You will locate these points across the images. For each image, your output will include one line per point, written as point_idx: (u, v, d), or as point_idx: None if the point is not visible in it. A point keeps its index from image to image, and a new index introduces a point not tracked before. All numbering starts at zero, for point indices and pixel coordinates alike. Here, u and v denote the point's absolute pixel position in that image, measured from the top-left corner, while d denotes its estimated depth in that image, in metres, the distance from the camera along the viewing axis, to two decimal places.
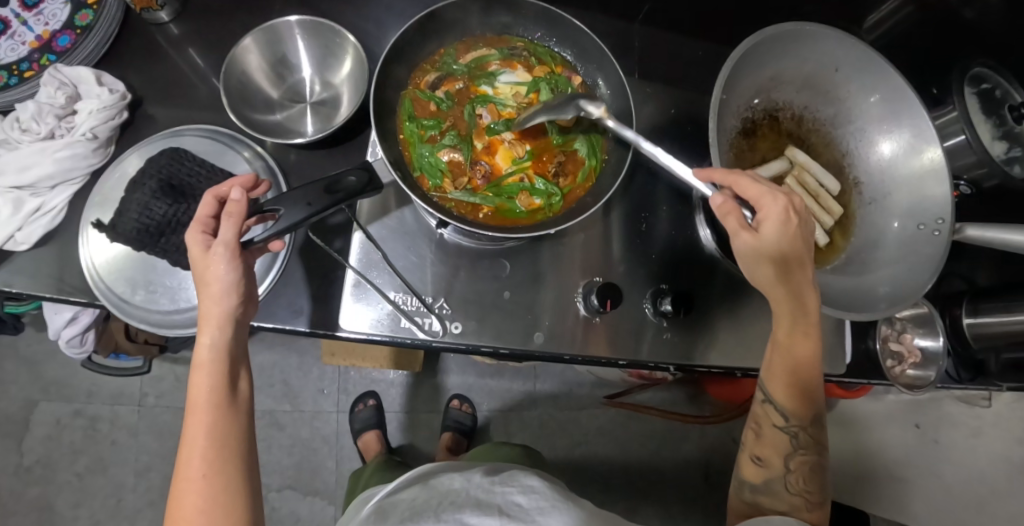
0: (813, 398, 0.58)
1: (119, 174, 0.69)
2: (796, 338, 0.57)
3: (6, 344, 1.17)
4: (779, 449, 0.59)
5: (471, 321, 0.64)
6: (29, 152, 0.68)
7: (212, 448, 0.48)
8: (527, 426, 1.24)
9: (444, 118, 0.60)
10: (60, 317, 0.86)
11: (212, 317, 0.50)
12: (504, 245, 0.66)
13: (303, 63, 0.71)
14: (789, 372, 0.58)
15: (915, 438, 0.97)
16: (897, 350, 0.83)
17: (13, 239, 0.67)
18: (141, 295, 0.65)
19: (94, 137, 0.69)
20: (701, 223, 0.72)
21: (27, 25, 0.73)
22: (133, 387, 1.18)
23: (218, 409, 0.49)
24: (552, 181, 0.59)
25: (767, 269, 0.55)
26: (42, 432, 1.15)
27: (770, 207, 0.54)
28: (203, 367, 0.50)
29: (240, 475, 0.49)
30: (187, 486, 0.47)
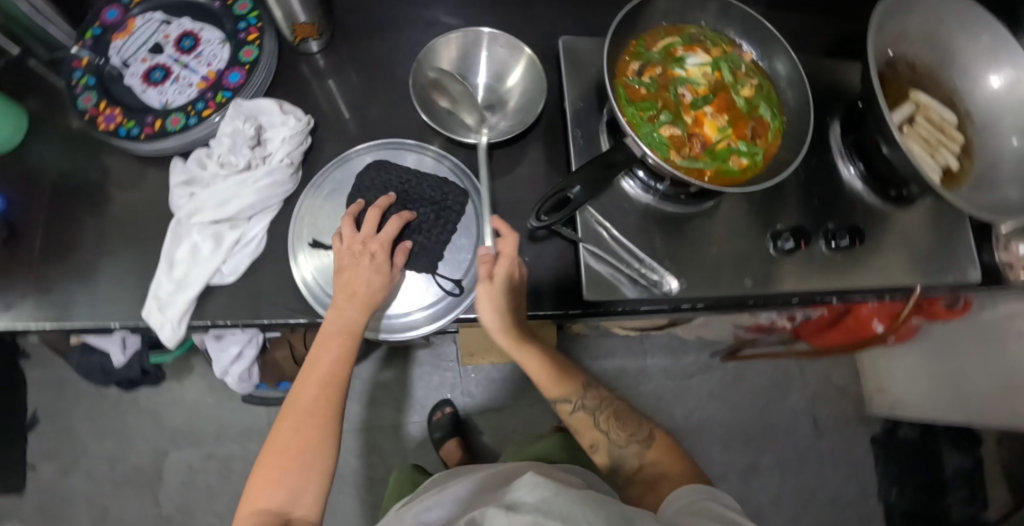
0: (563, 379, 0.70)
1: (320, 195, 0.74)
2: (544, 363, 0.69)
3: (129, 398, 1.17)
4: (589, 423, 0.69)
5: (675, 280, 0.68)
6: (227, 185, 0.70)
7: (315, 403, 0.61)
8: (645, 400, 1.30)
9: (655, 100, 0.64)
10: (227, 354, 0.88)
11: (359, 299, 0.61)
12: (698, 207, 0.72)
13: (472, 72, 0.75)
14: (552, 371, 0.70)
15: (1019, 346, 1.02)
16: (1007, 260, 0.89)
17: (221, 272, 0.70)
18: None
19: (291, 162, 0.72)
20: (849, 169, 0.81)
21: (190, 68, 0.77)
22: (260, 423, 1.18)
23: (337, 373, 0.62)
24: (752, 142, 0.65)
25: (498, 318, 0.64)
26: (177, 480, 1.14)
27: (507, 260, 0.63)
28: (332, 338, 0.61)
29: (330, 430, 0.61)
30: (283, 426, 0.60)
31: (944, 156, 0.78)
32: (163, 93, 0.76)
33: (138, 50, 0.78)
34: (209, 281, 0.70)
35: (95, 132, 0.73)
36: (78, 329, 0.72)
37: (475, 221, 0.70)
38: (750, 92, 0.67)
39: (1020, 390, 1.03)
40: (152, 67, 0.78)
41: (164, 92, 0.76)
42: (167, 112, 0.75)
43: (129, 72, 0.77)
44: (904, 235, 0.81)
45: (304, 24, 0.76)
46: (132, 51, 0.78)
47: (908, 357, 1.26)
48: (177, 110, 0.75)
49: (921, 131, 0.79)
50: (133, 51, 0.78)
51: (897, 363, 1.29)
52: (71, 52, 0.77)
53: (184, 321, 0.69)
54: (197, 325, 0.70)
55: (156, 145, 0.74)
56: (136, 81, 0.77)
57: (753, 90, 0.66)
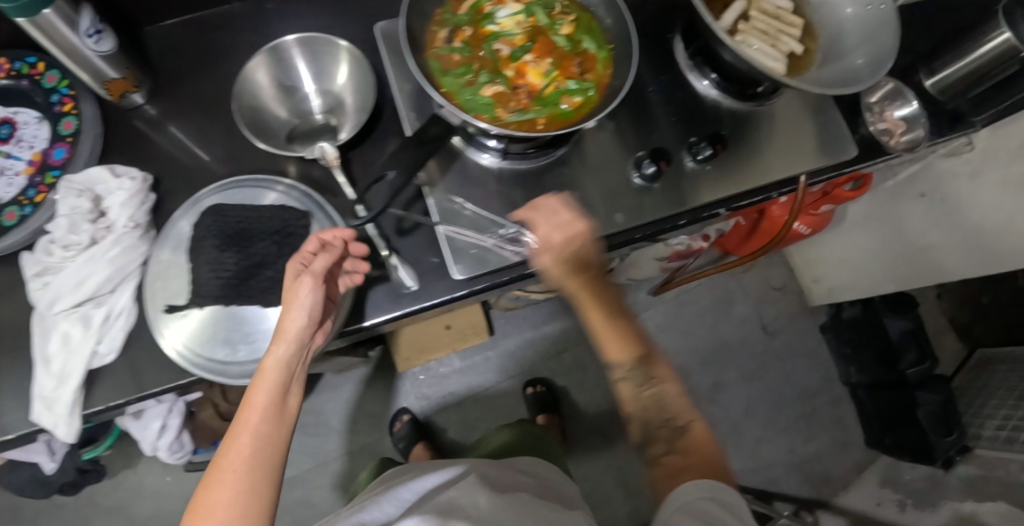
0: (623, 331, 0.58)
1: (168, 250, 0.70)
2: (605, 322, 0.58)
3: (84, 501, 1.13)
4: (634, 397, 0.57)
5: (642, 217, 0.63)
6: (78, 265, 0.68)
7: (251, 452, 0.49)
8: (596, 353, 1.31)
9: (471, 63, 0.62)
10: (151, 430, 0.87)
11: (287, 332, 0.54)
12: (553, 154, 0.71)
13: (300, 81, 0.73)
14: (607, 329, 0.58)
15: (927, 207, 1.06)
16: (885, 128, 0.90)
17: (98, 353, 0.68)
18: (244, 349, 0.66)
19: (137, 224, 0.70)
20: (701, 80, 0.81)
21: (14, 154, 0.73)
22: None
23: (272, 417, 0.52)
24: (581, 79, 0.64)
25: (553, 270, 0.58)
26: None
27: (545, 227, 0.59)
28: (265, 373, 0.53)
29: (272, 487, 0.49)
30: (217, 485, 0.48)
31: (786, 41, 0.78)
32: None
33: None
34: (88, 366, 0.68)
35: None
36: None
37: None
38: (570, 29, 0.66)
39: (938, 248, 1.06)
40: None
41: None
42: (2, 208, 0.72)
43: None
44: (772, 129, 0.81)
45: (117, 79, 0.72)
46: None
47: (834, 244, 1.29)
48: (10, 203, 0.71)
49: (758, 22, 0.79)
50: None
51: (825, 251, 1.32)
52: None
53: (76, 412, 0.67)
54: (92, 412, 0.69)
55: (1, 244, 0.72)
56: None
57: (572, 25, 0.65)
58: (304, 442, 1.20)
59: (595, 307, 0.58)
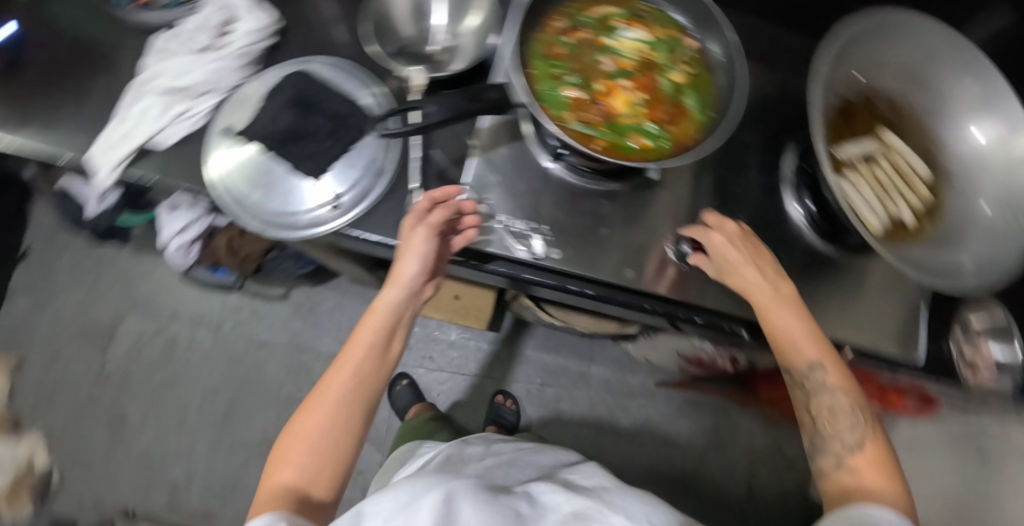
0: (807, 343, 0.61)
1: (257, 89, 0.75)
2: (785, 330, 0.61)
3: (113, 258, 1.31)
4: (801, 403, 0.62)
5: (739, 254, 0.64)
6: (187, 61, 0.76)
7: (354, 380, 0.58)
8: (577, 406, 1.23)
9: (569, 61, 0.63)
10: (173, 224, 0.93)
11: (399, 278, 0.61)
12: (605, 186, 0.70)
13: (435, 14, 0.75)
14: (787, 335, 0.61)
15: (977, 468, 0.90)
16: (970, 357, 0.75)
17: (161, 135, 0.72)
18: (258, 194, 0.69)
19: (244, 57, 0.77)
20: (793, 198, 0.76)
21: None
22: (213, 313, 1.27)
23: (372, 352, 0.60)
24: (662, 127, 0.62)
25: (747, 269, 0.63)
26: (127, 342, 1.27)
27: (716, 235, 0.65)
28: (376, 315, 0.61)
29: (359, 415, 0.58)
30: (318, 403, 0.57)
31: (898, 204, 0.71)
32: None
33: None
34: (144, 142, 0.72)
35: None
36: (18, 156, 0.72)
37: (376, 145, 0.71)
38: (679, 77, 0.65)
39: None
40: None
41: None
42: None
43: None
44: (836, 285, 0.74)
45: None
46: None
47: None
48: None
49: (878, 172, 0.73)
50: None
51: None
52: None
53: (108, 173, 0.70)
54: (126, 177, 0.72)
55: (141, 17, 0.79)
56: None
57: (682, 76, 0.64)
58: (288, 319, 1.27)
59: (773, 315, 0.62)
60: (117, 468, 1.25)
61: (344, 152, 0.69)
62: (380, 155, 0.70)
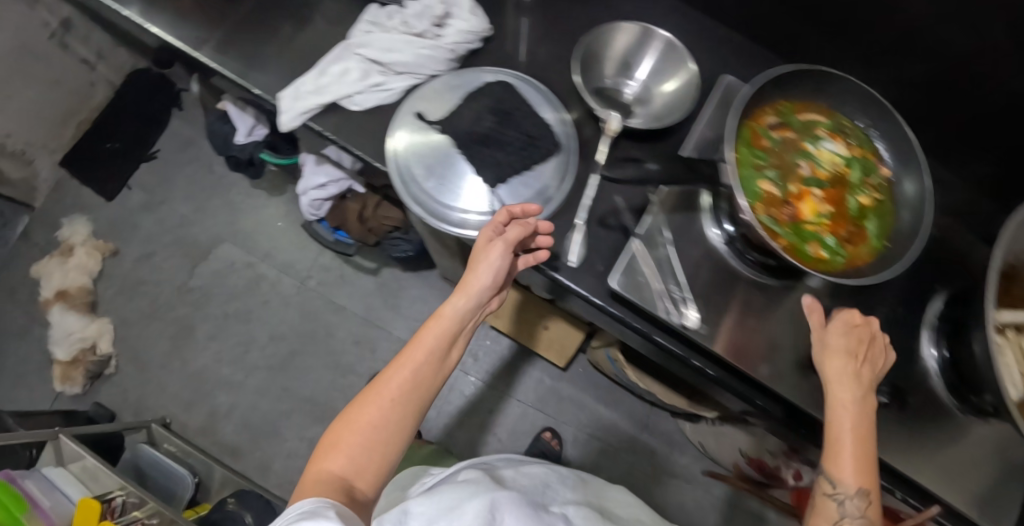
0: (865, 461, 0.56)
1: (456, 86, 0.72)
2: (848, 435, 0.57)
3: (230, 186, 1.37)
4: (829, 518, 0.55)
5: (843, 350, 0.60)
6: (398, 39, 0.73)
7: (410, 381, 0.54)
8: (617, 467, 1.22)
9: (771, 156, 0.64)
10: (315, 180, 0.94)
11: (469, 286, 0.59)
12: (765, 278, 0.68)
13: (638, 68, 0.75)
14: (850, 441, 0.56)
15: None
16: None
17: (352, 98, 0.72)
18: (431, 184, 0.67)
19: (454, 52, 0.72)
20: (929, 340, 0.75)
21: None
22: (302, 265, 1.31)
23: (433, 356, 0.56)
24: (841, 244, 0.63)
25: (840, 367, 0.59)
26: (215, 266, 1.33)
27: (839, 327, 0.62)
28: (440, 320, 0.58)
29: (409, 424, 0.54)
30: (375, 399, 0.53)
31: None
32: None
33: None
34: (337, 99, 0.72)
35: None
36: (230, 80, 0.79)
37: (555, 173, 0.70)
38: (867, 201, 0.65)
39: None
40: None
41: None
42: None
43: None
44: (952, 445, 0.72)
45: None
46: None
47: None
48: None
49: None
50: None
51: None
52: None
53: (298, 116, 0.72)
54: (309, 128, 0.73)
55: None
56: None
57: (871, 201, 0.65)
58: (369, 293, 1.30)
59: (843, 416, 0.57)
60: (168, 378, 1.29)
61: (526, 171, 0.68)
62: (557, 185, 0.69)
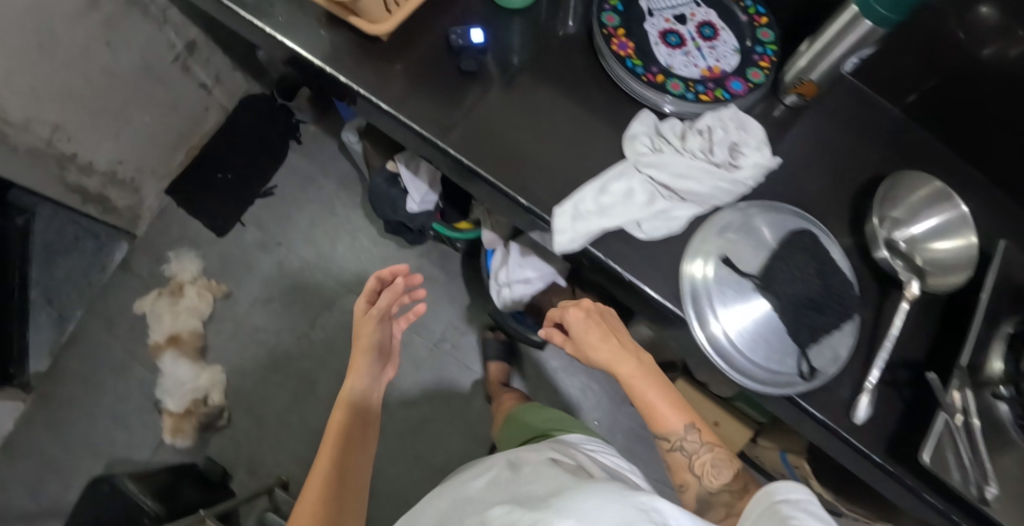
0: (676, 407, 0.69)
1: (755, 228, 0.70)
2: (654, 396, 0.70)
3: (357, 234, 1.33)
4: (684, 465, 0.67)
5: (594, 332, 0.73)
6: (694, 167, 0.70)
7: (329, 474, 0.71)
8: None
9: None
10: (520, 272, 0.90)
11: (359, 348, 0.84)
12: None
13: (919, 220, 0.75)
14: (644, 394, 0.71)
15: None
16: None
17: (639, 225, 0.69)
18: (731, 326, 0.67)
19: (748, 188, 0.71)
20: None
21: (701, 52, 0.76)
22: (436, 328, 1.30)
23: (340, 444, 0.75)
24: None
25: (600, 350, 0.73)
26: (339, 318, 1.28)
27: (570, 313, 0.76)
28: (346, 402, 0.80)
29: (337, 508, 0.70)
30: (308, 491, 0.69)
31: None
32: (670, 57, 0.76)
33: (666, 8, 0.78)
34: (623, 224, 0.69)
35: (606, 50, 0.74)
36: (487, 182, 0.73)
37: (853, 330, 0.70)
38: None
39: None
40: (669, 29, 0.77)
41: (671, 57, 0.76)
42: (668, 73, 0.75)
43: (650, 22, 0.77)
44: None
45: (811, 82, 0.76)
46: (661, 6, 0.78)
47: None
48: (678, 78, 0.74)
49: None
50: (661, 6, 0.78)
51: None
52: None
53: (584, 239, 0.68)
54: (586, 250, 0.70)
55: (644, 94, 0.74)
56: (655, 33, 0.76)
57: None
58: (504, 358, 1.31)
59: (628, 363, 0.72)
60: (285, 432, 1.23)
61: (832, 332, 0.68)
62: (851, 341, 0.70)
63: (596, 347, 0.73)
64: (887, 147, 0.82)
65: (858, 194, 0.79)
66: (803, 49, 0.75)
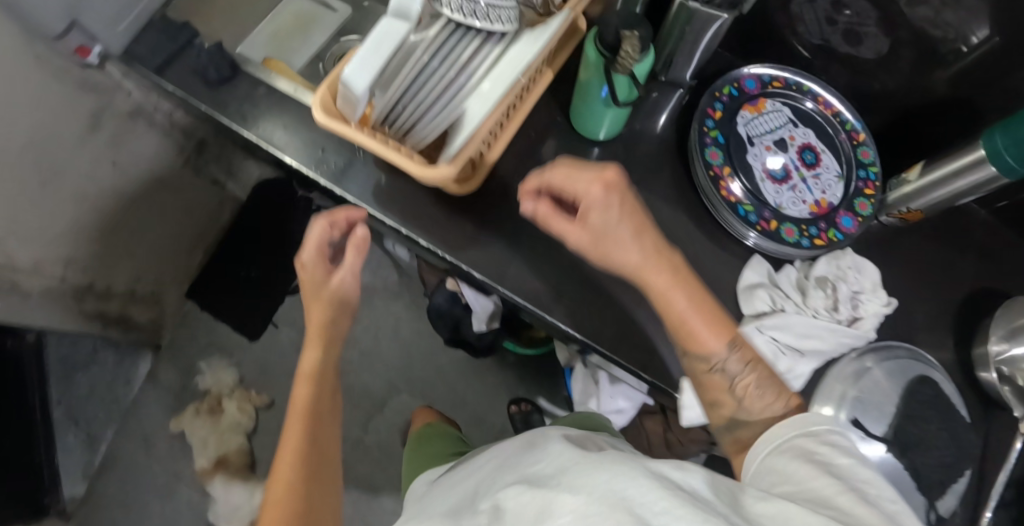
0: (723, 324, 0.55)
1: (877, 377, 0.68)
2: (685, 310, 0.55)
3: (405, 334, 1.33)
4: (722, 386, 0.54)
5: (616, 217, 0.53)
6: (818, 324, 0.67)
7: (296, 463, 0.61)
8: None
9: None
10: (611, 402, 0.88)
11: (313, 339, 0.70)
12: None
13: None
14: (689, 306, 0.55)
15: None
16: None
17: None
18: (864, 482, 0.65)
19: (868, 338, 0.69)
20: None
21: (807, 184, 0.72)
22: (495, 418, 1.29)
23: (307, 419, 0.66)
24: None
25: (623, 250, 0.54)
26: (393, 418, 1.28)
27: (590, 194, 0.53)
28: (305, 378, 0.69)
29: (324, 502, 0.61)
30: (279, 488, 0.59)
31: None
32: (777, 193, 0.71)
33: (765, 133, 0.74)
34: None
35: (716, 196, 0.70)
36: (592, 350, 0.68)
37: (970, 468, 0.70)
38: None
39: None
40: (773, 160, 0.73)
41: (778, 193, 0.71)
42: (781, 217, 0.70)
43: (753, 151, 0.72)
44: None
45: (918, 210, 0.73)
46: (760, 131, 0.73)
47: None
48: (791, 221, 0.70)
49: None
50: (760, 131, 0.73)
51: None
52: (710, 98, 0.73)
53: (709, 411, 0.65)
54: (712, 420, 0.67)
55: (757, 241, 0.70)
56: (759, 166, 0.72)
57: None
58: None
59: (633, 253, 0.54)
60: None
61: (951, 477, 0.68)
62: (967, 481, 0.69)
63: (597, 222, 0.54)
64: (980, 251, 0.78)
65: (960, 309, 0.76)
66: (910, 176, 0.72)
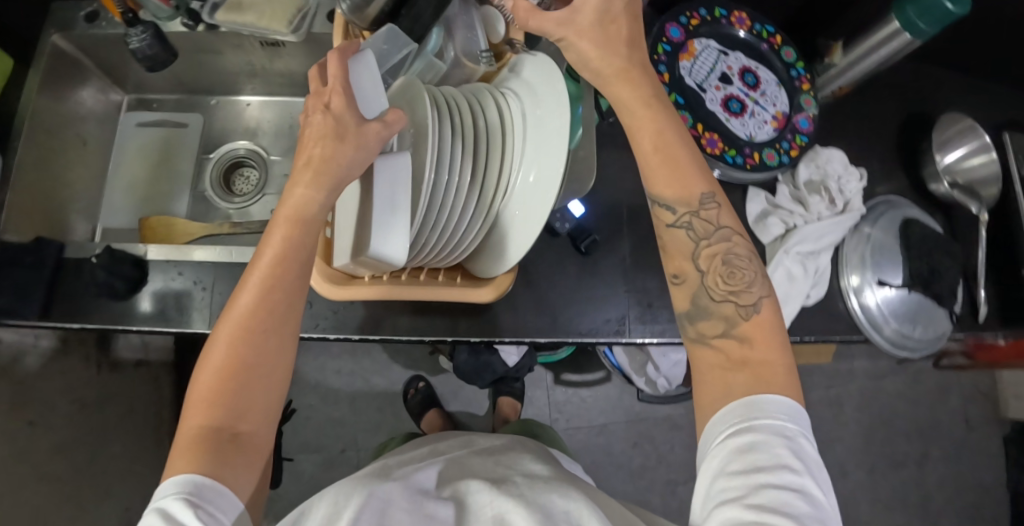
0: (687, 174, 0.50)
1: (871, 239, 0.76)
2: (658, 146, 0.50)
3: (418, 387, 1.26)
4: (682, 252, 0.51)
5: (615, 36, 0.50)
6: (824, 223, 0.75)
7: (216, 384, 0.44)
8: (890, 403, 1.38)
9: None
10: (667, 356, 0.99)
11: (282, 217, 0.47)
12: None
13: (951, 153, 0.80)
14: (657, 157, 0.50)
15: None
16: None
17: (808, 296, 0.74)
18: (896, 322, 0.74)
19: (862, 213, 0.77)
20: None
21: (760, 104, 0.76)
22: (542, 414, 1.29)
23: (245, 331, 0.45)
24: None
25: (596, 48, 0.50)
26: None
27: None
28: (258, 269, 0.46)
29: (234, 459, 0.42)
30: (192, 410, 0.43)
31: None
32: (743, 125, 0.75)
33: (708, 75, 0.76)
34: (798, 304, 0.73)
35: (704, 156, 0.72)
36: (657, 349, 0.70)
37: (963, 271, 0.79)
38: None
39: None
40: (727, 96, 0.76)
41: (744, 125, 0.75)
42: (757, 146, 0.75)
43: (707, 98, 0.75)
44: None
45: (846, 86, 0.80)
46: (703, 75, 0.76)
47: None
48: (767, 146, 0.75)
49: None
50: (703, 75, 0.76)
51: None
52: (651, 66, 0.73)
53: None
54: None
55: (747, 177, 0.75)
56: (718, 108, 0.75)
57: None
58: (612, 395, 1.30)
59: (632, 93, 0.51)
60: None
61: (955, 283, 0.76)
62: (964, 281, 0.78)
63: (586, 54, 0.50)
64: (891, 84, 0.84)
65: (900, 144, 0.82)
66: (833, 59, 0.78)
